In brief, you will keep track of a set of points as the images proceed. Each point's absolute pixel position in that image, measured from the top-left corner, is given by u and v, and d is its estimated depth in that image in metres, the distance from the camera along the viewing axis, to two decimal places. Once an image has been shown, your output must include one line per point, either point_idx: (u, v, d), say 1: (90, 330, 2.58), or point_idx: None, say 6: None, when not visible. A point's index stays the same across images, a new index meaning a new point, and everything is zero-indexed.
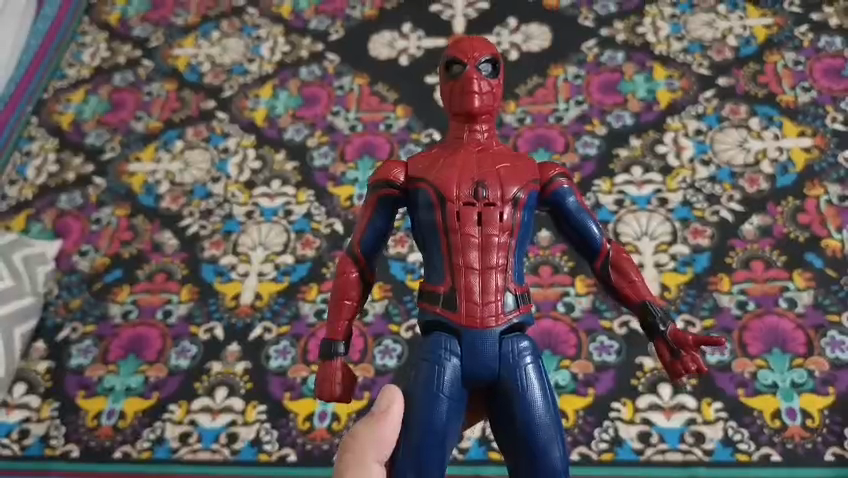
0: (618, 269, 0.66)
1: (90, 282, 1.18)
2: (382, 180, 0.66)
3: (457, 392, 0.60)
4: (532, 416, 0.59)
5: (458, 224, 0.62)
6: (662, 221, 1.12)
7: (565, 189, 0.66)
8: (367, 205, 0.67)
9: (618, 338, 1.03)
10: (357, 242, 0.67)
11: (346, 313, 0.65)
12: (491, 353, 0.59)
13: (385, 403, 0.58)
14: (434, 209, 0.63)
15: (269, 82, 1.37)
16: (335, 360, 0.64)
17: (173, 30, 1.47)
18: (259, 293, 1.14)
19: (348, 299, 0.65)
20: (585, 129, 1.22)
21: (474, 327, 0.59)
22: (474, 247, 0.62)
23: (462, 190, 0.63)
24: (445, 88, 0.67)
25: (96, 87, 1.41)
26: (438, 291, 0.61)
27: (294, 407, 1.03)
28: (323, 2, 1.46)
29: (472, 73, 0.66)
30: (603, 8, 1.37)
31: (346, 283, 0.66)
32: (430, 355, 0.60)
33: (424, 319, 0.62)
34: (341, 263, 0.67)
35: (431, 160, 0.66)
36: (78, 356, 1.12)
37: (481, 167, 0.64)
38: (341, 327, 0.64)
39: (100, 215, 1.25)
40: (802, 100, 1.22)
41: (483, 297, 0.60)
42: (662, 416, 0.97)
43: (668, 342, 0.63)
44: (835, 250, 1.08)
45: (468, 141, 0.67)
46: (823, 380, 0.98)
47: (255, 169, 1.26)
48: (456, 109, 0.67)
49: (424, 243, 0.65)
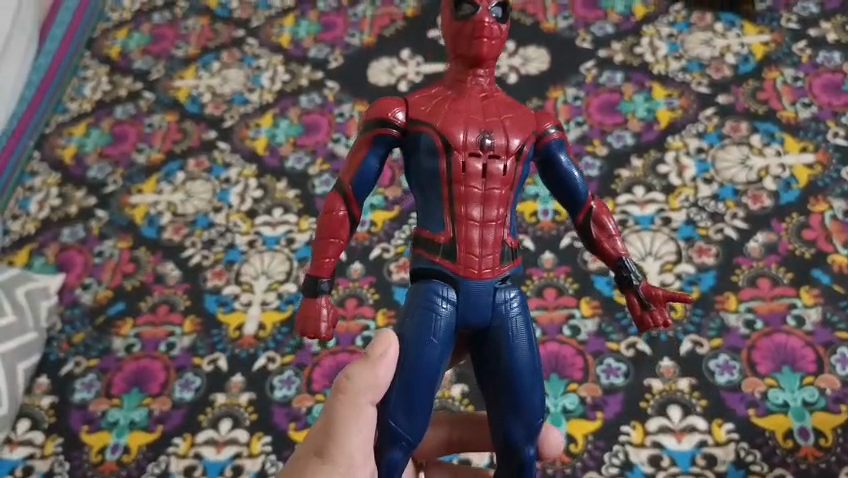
0: (600, 224, 0.62)
1: (93, 316, 1.18)
2: (378, 118, 0.58)
3: (450, 339, 0.55)
4: (519, 364, 0.55)
5: (463, 174, 0.56)
6: (666, 240, 1.12)
7: (558, 141, 0.60)
8: (359, 140, 0.59)
9: (626, 360, 1.02)
10: (347, 178, 0.59)
11: (332, 253, 0.58)
12: (484, 302, 0.55)
13: (381, 346, 0.55)
14: (436, 155, 0.57)
15: (269, 111, 1.37)
16: (320, 299, 0.57)
17: (174, 62, 1.48)
18: (263, 323, 1.13)
19: (335, 238, 0.58)
20: (585, 150, 1.22)
21: (470, 278, 0.55)
22: (476, 200, 0.56)
23: (468, 138, 0.57)
24: (451, 28, 0.59)
25: (98, 121, 1.42)
26: (438, 242, 0.56)
27: (299, 438, 1.02)
28: (322, 30, 1.47)
29: (485, 16, 0.58)
30: (600, 30, 1.37)
31: (333, 222, 0.58)
32: (423, 301, 0.55)
33: (418, 270, 0.56)
34: (328, 199, 0.59)
35: (433, 100, 0.59)
36: (82, 390, 1.11)
37: (486, 116, 0.58)
38: (327, 267, 0.57)
39: (102, 248, 1.25)
40: (802, 115, 1.21)
41: (483, 250, 0.55)
42: (673, 439, 0.95)
43: (641, 296, 0.61)
44: (841, 266, 1.07)
45: (471, 87, 0.59)
46: (835, 398, 0.97)
47: (256, 197, 1.26)
48: (463, 52, 0.59)
49: (420, 187, 0.58)
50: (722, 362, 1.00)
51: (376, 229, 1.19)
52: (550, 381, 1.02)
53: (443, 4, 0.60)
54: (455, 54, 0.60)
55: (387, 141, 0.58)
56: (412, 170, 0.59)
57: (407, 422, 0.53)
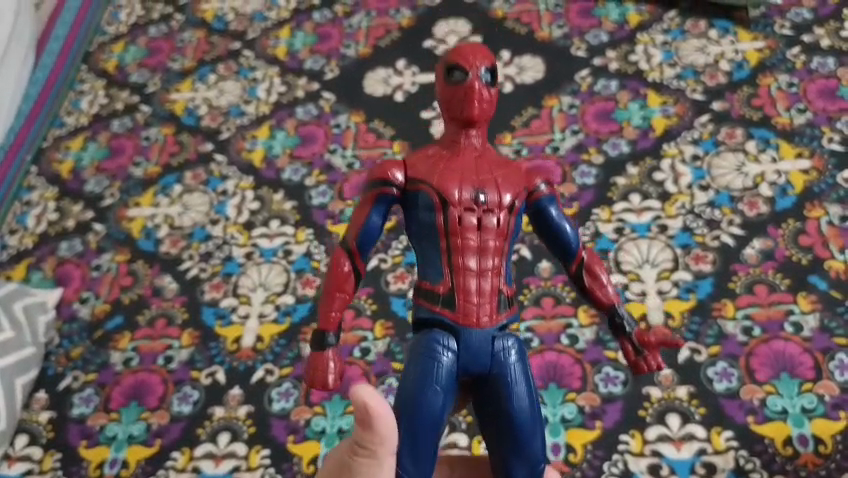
0: (592, 273, 0.66)
1: (91, 330, 1.18)
2: (378, 177, 0.63)
3: (451, 385, 0.59)
4: (518, 409, 0.59)
5: (459, 229, 0.61)
6: (663, 247, 1.12)
7: (548, 196, 0.65)
8: (363, 198, 0.64)
9: (624, 369, 1.02)
10: (352, 235, 0.64)
11: (337, 307, 0.63)
12: (482, 350, 0.59)
13: (363, 405, 0.53)
14: (434, 210, 0.62)
15: (266, 122, 1.38)
16: (327, 351, 0.62)
17: (170, 75, 1.48)
18: (260, 335, 1.13)
19: (341, 293, 0.63)
20: (581, 159, 1.22)
21: (468, 326, 0.60)
22: (472, 252, 0.61)
23: (463, 194, 0.62)
24: (443, 93, 0.64)
25: (95, 134, 1.42)
26: (437, 292, 0.61)
27: (298, 451, 1.02)
28: (318, 41, 1.48)
29: (475, 81, 0.62)
30: (594, 38, 1.38)
31: (339, 277, 0.63)
32: (424, 350, 0.59)
33: (419, 319, 0.62)
34: (334, 254, 0.64)
35: (430, 160, 0.64)
36: (80, 405, 1.11)
37: (479, 173, 0.63)
38: (333, 320, 0.63)
39: (100, 261, 1.25)
40: (797, 121, 1.22)
41: (480, 298, 0.60)
42: (672, 448, 0.95)
43: (634, 343, 0.66)
44: (839, 271, 1.07)
45: (465, 147, 0.64)
46: (834, 404, 0.97)
47: (254, 209, 1.26)
48: (454, 114, 0.63)
49: (419, 242, 0.63)
50: (720, 369, 1.00)
51: None
52: (548, 391, 1.01)
53: (437, 70, 0.65)
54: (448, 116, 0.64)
55: (389, 200, 0.64)
56: (411, 226, 0.64)
57: (413, 466, 0.57)
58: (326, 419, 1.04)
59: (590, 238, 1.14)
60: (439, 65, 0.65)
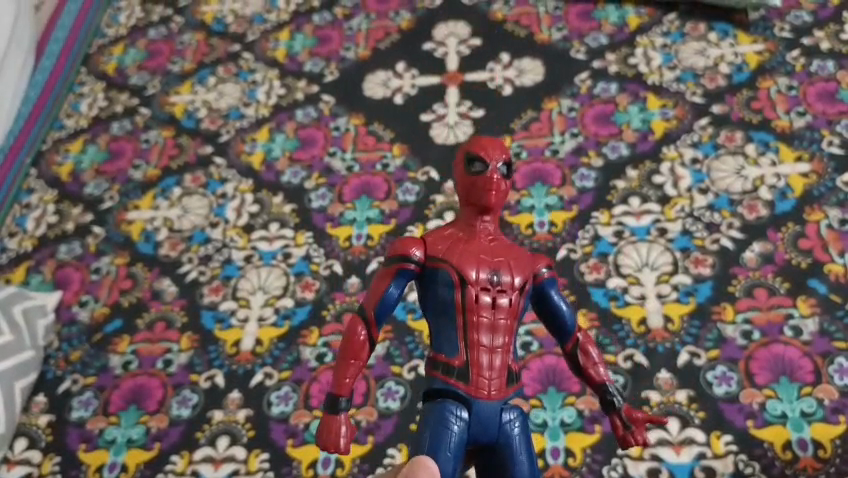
0: (585, 352, 0.73)
1: (90, 333, 1.18)
2: (400, 254, 0.70)
3: (461, 450, 0.66)
4: (519, 477, 0.66)
5: (475, 306, 0.67)
6: (662, 251, 1.12)
7: (549, 280, 0.71)
8: (383, 273, 0.70)
9: (623, 373, 1.02)
10: (371, 306, 0.70)
11: (351, 374, 0.68)
12: (491, 421, 0.66)
13: (428, 475, 0.60)
14: (453, 287, 0.68)
15: (265, 125, 1.38)
16: (339, 415, 0.67)
17: (170, 78, 1.48)
18: (259, 338, 1.13)
19: (356, 361, 0.68)
20: (581, 162, 1.23)
21: (480, 397, 0.66)
22: (485, 328, 0.67)
23: (479, 274, 0.68)
24: (462, 181, 0.71)
25: (94, 137, 1.42)
26: (453, 365, 0.67)
27: (297, 455, 1.02)
28: (318, 44, 1.48)
29: (493, 173, 0.69)
30: (594, 41, 1.38)
31: (355, 345, 0.69)
32: (438, 419, 0.66)
33: (435, 388, 0.68)
34: (352, 323, 0.70)
35: (449, 240, 0.70)
36: (79, 408, 1.11)
37: (493, 256, 0.69)
38: (346, 386, 0.68)
39: (99, 264, 1.25)
40: (797, 124, 1.21)
41: (490, 371, 0.67)
42: (671, 452, 0.95)
43: (622, 416, 0.72)
44: (838, 275, 1.07)
45: (480, 231, 0.71)
46: (833, 408, 0.97)
47: (253, 212, 1.26)
48: (472, 201, 0.70)
49: (435, 316, 0.70)
50: (720, 373, 1.00)
51: (373, 243, 1.20)
52: (548, 395, 1.02)
53: (457, 159, 0.72)
54: (464, 202, 0.71)
55: (407, 274, 0.70)
56: (428, 301, 0.70)
57: None
58: None
59: (589, 242, 1.14)
60: (460, 154, 0.72)
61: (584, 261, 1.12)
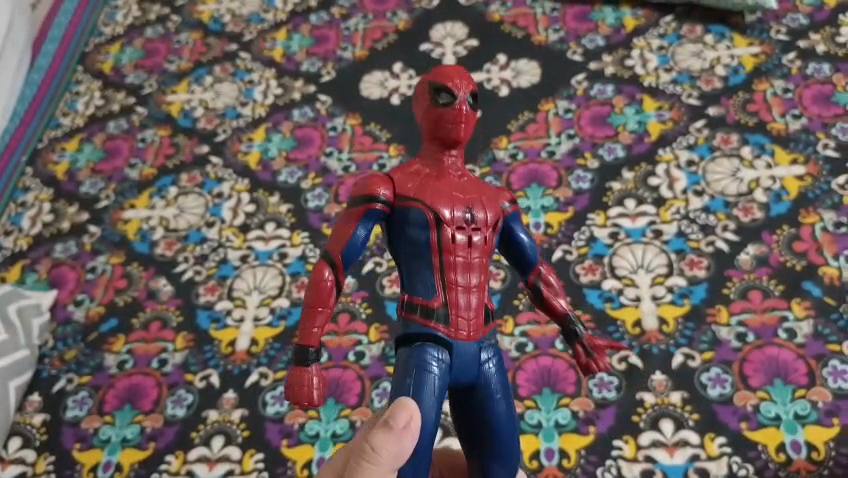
0: (547, 282, 0.68)
1: (85, 333, 1.18)
2: (365, 194, 0.62)
3: (443, 393, 0.59)
4: (497, 416, 0.61)
5: (451, 246, 0.61)
6: (658, 252, 1.12)
7: (513, 214, 0.66)
8: (347, 214, 0.63)
9: (617, 374, 1.03)
10: (336, 249, 0.62)
11: (320, 323, 0.61)
12: (471, 362, 0.60)
13: (405, 417, 0.53)
14: (428, 228, 0.61)
15: (262, 125, 1.38)
16: (309, 367, 0.60)
17: (166, 77, 1.48)
18: (255, 339, 1.13)
19: (324, 308, 0.61)
20: (577, 164, 1.23)
21: (460, 339, 0.60)
22: (461, 268, 0.61)
23: (454, 212, 0.61)
24: (427, 114, 0.64)
25: (90, 136, 1.42)
26: (431, 307, 0.60)
27: (292, 455, 1.02)
28: (315, 44, 1.47)
29: (462, 104, 0.63)
30: (591, 42, 1.38)
31: (321, 290, 0.61)
32: (415, 362, 0.59)
33: (409, 334, 0.61)
34: (315, 267, 0.62)
35: (418, 178, 0.63)
36: (74, 408, 1.10)
37: (466, 192, 0.63)
38: (314, 336, 0.60)
39: (95, 264, 1.25)
40: (792, 127, 1.22)
41: (469, 312, 0.61)
42: (665, 453, 0.95)
43: (586, 345, 0.67)
44: (833, 278, 1.07)
45: (449, 167, 0.64)
46: (827, 411, 0.97)
47: (249, 212, 1.26)
48: (438, 135, 0.64)
49: (405, 258, 0.63)
50: (714, 375, 1.01)
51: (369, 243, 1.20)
52: (543, 396, 1.02)
53: (419, 90, 0.65)
54: (428, 137, 0.65)
55: (375, 216, 0.62)
56: (396, 242, 0.63)
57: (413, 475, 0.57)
58: (320, 423, 1.04)
59: (585, 243, 1.15)
60: (422, 87, 0.65)
61: (580, 263, 1.13)
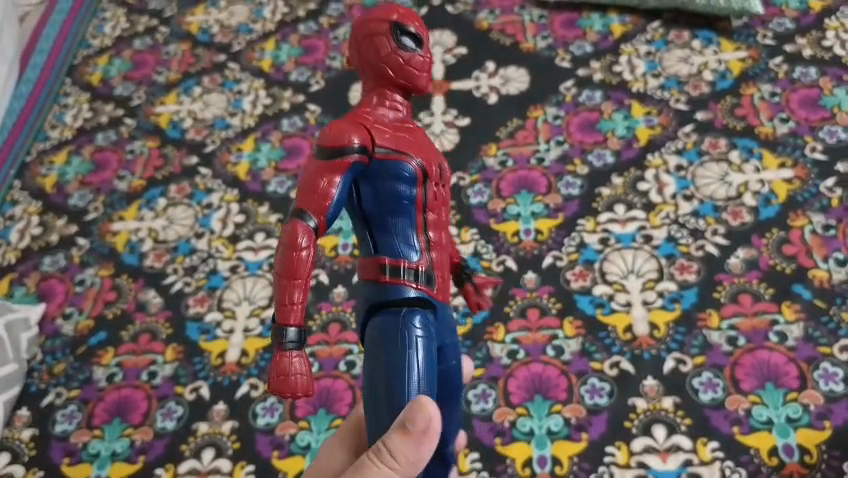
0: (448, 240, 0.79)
1: (74, 346, 1.17)
2: (345, 145, 0.62)
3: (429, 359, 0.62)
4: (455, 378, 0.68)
5: (431, 203, 0.66)
6: (648, 258, 1.12)
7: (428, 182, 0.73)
8: (329, 169, 0.61)
9: (609, 380, 1.02)
10: (319, 209, 0.61)
11: (299, 297, 0.60)
12: (445, 325, 0.66)
13: (423, 420, 0.54)
14: (415, 184, 0.65)
15: (251, 135, 1.37)
16: (291, 351, 0.59)
17: (155, 88, 1.48)
18: (245, 349, 1.12)
19: (303, 279, 0.60)
20: (566, 170, 1.23)
21: (439, 300, 0.66)
22: (433, 225, 0.67)
23: (433, 170, 0.67)
24: (389, 56, 0.66)
25: (79, 148, 1.41)
26: (419, 269, 0.64)
27: (283, 466, 1.01)
28: (303, 53, 1.47)
29: (425, 52, 0.67)
30: (579, 49, 1.38)
31: (300, 258, 0.60)
32: (400, 331, 0.61)
33: (391, 299, 0.63)
34: (294, 232, 0.60)
35: (388, 129, 0.65)
36: (63, 422, 1.10)
37: (429, 146, 0.68)
38: (294, 315, 0.60)
39: (84, 276, 1.24)
40: (780, 131, 1.22)
41: (442, 269, 0.67)
42: (658, 459, 0.95)
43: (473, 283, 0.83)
44: (823, 280, 1.07)
45: (406, 115, 0.68)
46: (819, 413, 0.97)
47: (239, 222, 1.26)
48: (403, 81, 0.66)
49: (380, 215, 0.65)
50: (705, 379, 1.01)
51: (359, 252, 1.19)
52: (535, 403, 1.02)
53: (375, 27, 0.66)
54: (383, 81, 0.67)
55: (356, 168, 0.63)
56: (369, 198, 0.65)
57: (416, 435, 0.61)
58: (312, 433, 1.03)
59: (575, 249, 1.14)
60: (375, 25, 0.65)
61: (570, 269, 1.13)
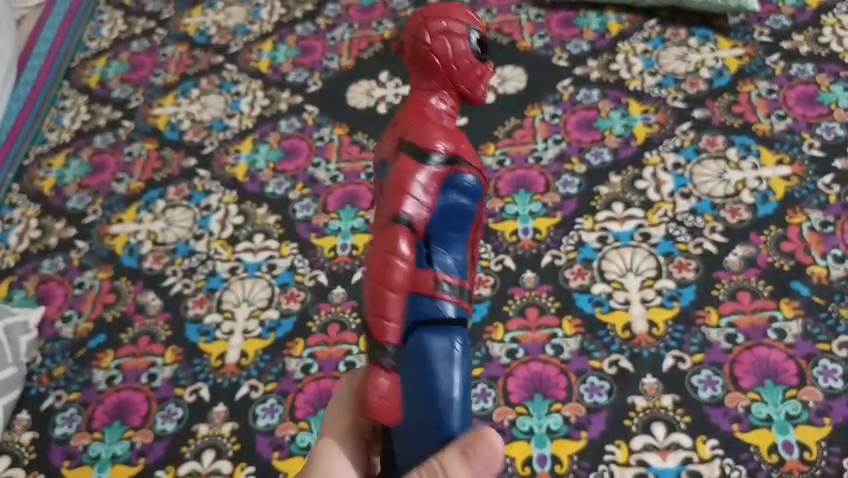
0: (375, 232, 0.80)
1: (74, 349, 1.17)
2: (424, 149, 0.65)
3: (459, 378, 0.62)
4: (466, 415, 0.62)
5: (480, 223, 0.68)
6: (646, 256, 1.12)
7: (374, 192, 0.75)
8: (418, 178, 0.64)
9: (608, 378, 1.02)
10: (420, 221, 0.63)
11: (397, 313, 0.61)
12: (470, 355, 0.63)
13: (485, 452, 0.61)
14: (477, 199, 0.66)
15: (249, 136, 1.37)
16: (387, 371, 0.60)
17: (153, 90, 1.48)
18: (245, 351, 1.12)
19: (399, 292, 0.62)
20: (564, 169, 1.23)
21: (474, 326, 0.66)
22: (475, 247, 0.68)
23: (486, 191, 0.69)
24: (462, 61, 0.67)
25: (77, 151, 1.41)
26: (471, 288, 0.66)
27: (284, 468, 1.01)
28: (301, 54, 1.47)
29: (488, 67, 0.69)
30: (576, 48, 1.38)
31: (393, 264, 0.62)
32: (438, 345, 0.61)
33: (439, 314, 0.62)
34: (396, 239, 0.62)
35: (458, 139, 0.67)
36: (63, 425, 1.10)
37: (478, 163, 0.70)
38: (392, 330, 0.61)
39: (83, 279, 1.24)
40: (777, 128, 1.22)
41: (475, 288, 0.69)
42: (657, 457, 0.96)
43: None
44: (821, 277, 1.07)
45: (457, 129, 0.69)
46: (818, 410, 0.97)
47: (237, 224, 1.26)
48: (458, 82, 0.68)
49: (439, 225, 0.64)
50: (704, 377, 1.01)
51: (358, 252, 1.19)
52: (534, 402, 1.02)
53: (453, 31, 0.67)
54: (418, 67, 0.69)
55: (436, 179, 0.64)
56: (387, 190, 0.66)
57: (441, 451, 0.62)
58: (312, 434, 1.03)
59: (574, 248, 1.15)
60: (456, 25, 0.67)
61: (569, 268, 1.13)
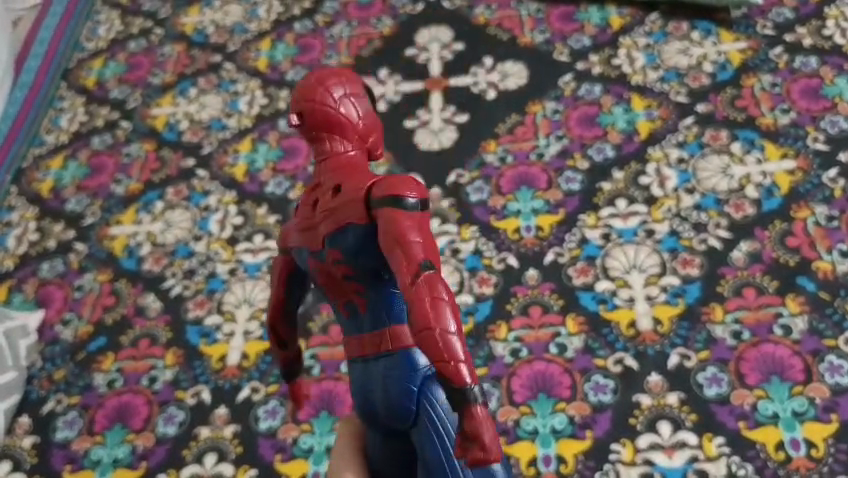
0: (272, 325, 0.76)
1: (74, 352, 1.16)
2: (393, 194, 0.61)
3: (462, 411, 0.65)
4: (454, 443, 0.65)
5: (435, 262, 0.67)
6: (650, 253, 1.11)
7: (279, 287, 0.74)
8: (410, 222, 0.60)
9: (613, 377, 1.01)
10: (431, 257, 0.59)
11: (460, 349, 0.56)
12: None
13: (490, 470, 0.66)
14: None
15: (248, 135, 1.36)
16: (474, 403, 0.55)
17: (150, 90, 1.46)
18: (246, 352, 1.11)
19: (452, 328, 0.56)
20: (566, 165, 1.22)
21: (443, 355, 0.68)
22: None
23: None
24: (367, 118, 0.67)
25: (75, 152, 1.40)
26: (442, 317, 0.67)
27: (285, 470, 1.00)
28: (299, 52, 1.46)
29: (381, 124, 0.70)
30: (577, 43, 1.37)
31: (443, 303, 0.57)
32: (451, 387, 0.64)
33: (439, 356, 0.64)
34: (432, 281, 0.57)
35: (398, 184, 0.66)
36: (64, 429, 1.09)
37: None
38: (465, 368, 0.55)
39: (82, 281, 1.23)
40: (781, 122, 1.21)
41: None
42: (663, 456, 0.95)
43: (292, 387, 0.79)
44: (827, 272, 1.06)
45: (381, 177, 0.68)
46: (825, 407, 0.96)
47: (237, 224, 1.25)
48: (368, 139, 0.68)
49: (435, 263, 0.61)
50: (710, 374, 1.00)
51: None
52: (538, 401, 1.01)
53: (350, 93, 0.67)
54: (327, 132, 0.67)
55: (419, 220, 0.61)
56: (357, 259, 0.64)
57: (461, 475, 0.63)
58: (314, 436, 1.03)
59: (577, 245, 1.13)
60: (350, 86, 0.67)
61: (572, 265, 1.12)
